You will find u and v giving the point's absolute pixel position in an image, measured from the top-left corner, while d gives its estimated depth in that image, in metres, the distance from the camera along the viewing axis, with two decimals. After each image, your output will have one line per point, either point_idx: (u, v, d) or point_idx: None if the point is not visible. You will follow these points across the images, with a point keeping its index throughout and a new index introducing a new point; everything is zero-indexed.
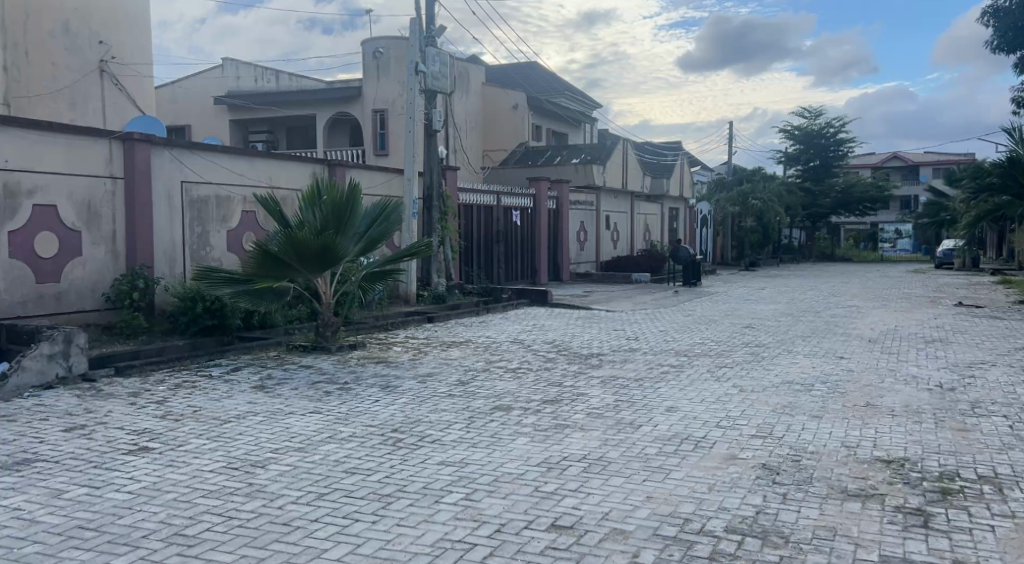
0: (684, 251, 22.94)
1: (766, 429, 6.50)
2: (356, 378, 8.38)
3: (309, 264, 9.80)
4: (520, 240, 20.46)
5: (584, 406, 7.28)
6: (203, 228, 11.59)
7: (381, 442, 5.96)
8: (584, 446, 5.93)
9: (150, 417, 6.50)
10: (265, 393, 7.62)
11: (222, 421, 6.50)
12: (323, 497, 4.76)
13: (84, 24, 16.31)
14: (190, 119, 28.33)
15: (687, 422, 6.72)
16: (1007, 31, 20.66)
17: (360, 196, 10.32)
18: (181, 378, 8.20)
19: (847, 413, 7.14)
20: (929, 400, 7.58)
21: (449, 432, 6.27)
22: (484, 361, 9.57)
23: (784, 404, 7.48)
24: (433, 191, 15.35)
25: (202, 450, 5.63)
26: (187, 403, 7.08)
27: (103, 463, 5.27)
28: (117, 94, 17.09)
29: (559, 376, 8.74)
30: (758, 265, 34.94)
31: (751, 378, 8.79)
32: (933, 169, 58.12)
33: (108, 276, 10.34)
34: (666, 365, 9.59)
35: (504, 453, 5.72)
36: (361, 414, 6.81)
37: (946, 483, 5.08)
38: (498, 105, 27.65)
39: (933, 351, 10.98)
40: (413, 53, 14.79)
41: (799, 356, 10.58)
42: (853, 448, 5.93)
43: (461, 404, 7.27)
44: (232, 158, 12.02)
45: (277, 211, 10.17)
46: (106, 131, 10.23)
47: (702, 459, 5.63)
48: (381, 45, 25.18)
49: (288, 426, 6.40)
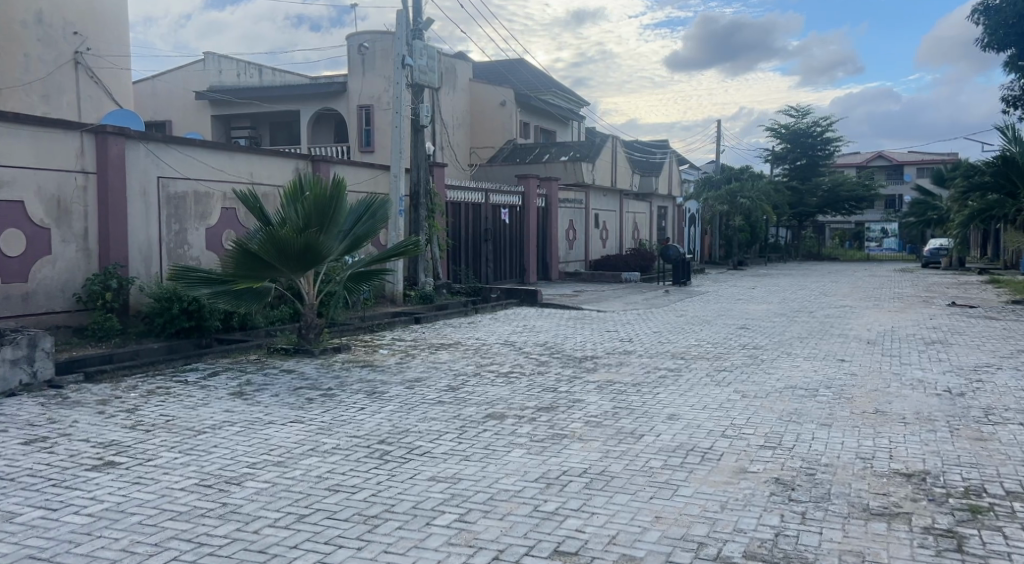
0: (674, 251, 22.63)
1: (775, 439, 6.16)
2: (340, 384, 7.97)
3: (292, 264, 9.39)
4: (508, 238, 20.09)
5: (582, 413, 6.92)
6: (181, 225, 11.14)
7: (367, 455, 5.56)
8: (584, 458, 5.56)
9: (119, 428, 6.07)
10: (244, 400, 7.19)
11: (195, 432, 6.07)
12: (304, 519, 4.35)
13: (57, 15, 15.81)
14: (170, 114, 27.77)
15: (692, 431, 6.35)
16: (996, 30, 20.47)
17: (345, 193, 9.90)
18: (155, 384, 7.76)
19: (858, 420, 6.80)
20: (940, 406, 7.26)
21: (440, 443, 5.89)
22: (474, 365, 9.19)
23: (791, 411, 7.15)
24: (420, 188, 15.04)
25: (173, 466, 5.20)
26: (159, 412, 6.64)
27: (63, 480, 4.84)
28: (92, 87, 16.59)
29: (554, 381, 8.36)
30: (745, 264, 34.69)
31: (753, 383, 8.45)
32: (918, 168, 58.24)
33: (79, 275, 9.87)
34: (664, 369, 9.21)
35: (499, 467, 5.35)
36: (345, 424, 6.41)
37: (974, 500, 4.75)
38: (486, 102, 27.25)
39: (935, 354, 10.66)
40: (401, 47, 14.34)
41: (799, 359, 10.24)
42: (868, 460, 5.59)
43: (452, 412, 6.89)
44: (212, 152, 11.57)
45: (258, 207, 9.75)
46: (78, 124, 9.76)
47: (710, 472, 5.28)
48: (366, 40, 24.76)
49: (266, 438, 5.98)
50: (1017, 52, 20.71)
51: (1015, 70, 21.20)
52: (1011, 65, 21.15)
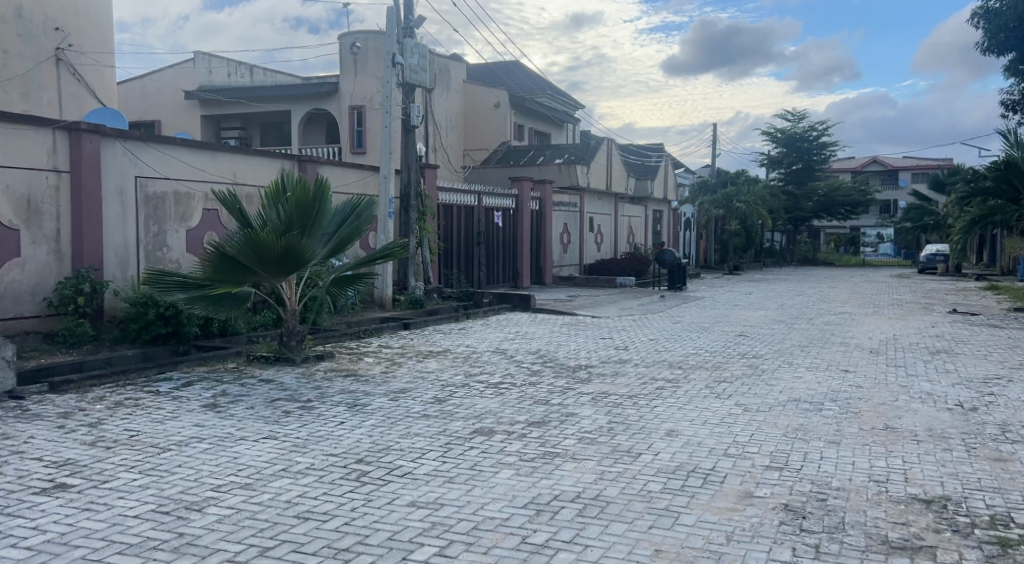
0: (669, 255, 22.14)
1: (781, 459, 5.75)
2: (320, 396, 7.55)
3: (273, 269, 8.98)
4: (501, 242, 19.67)
5: (576, 429, 6.50)
6: (160, 227, 10.72)
7: (342, 477, 5.14)
8: (577, 481, 5.15)
9: (77, 445, 5.65)
10: (217, 413, 6.76)
11: (159, 449, 5.64)
12: (267, 553, 3.94)
13: (38, 9, 15.38)
14: (158, 113, 27.31)
15: (692, 450, 5.95)
16: (997, 33, 20.14)
17: (330, 193, 9.49)
18: (124, 395, 7.34)
19: (868, 438, 6.40)
20: (954, 423, 6.87)
21: (423, 463, 5.47)
22: (463, 375, 8.76)
23: (796, 427, 6.75)
24: (410, 190, 14.58)
25: (130, 489, 4.78)
26: (124, 427, 6.21)
27: (7, 506, 4.44)
28: (74, 84, 16.18)
29: (545, 393, 7.95)
30: (741, 269, 34.31)
31: (755, 396, 8.05)
32: (913, 174, 58.13)
33: (51, 278, 9.44)
34: (661, 380, 8.80)
35: (484, 491, 4.93)
36: (322, 441, 5.98)
37: (1002, 532, 4.35)
38: (480, 103, 26.79)
39: (941, 364, 10.26)
40: (392, 44, 13.99)
41: (801, 369, 9.84)
42: (882, 483, 5.18)
43: (437, 428, 6.47)
44: (193, 152, 11.14)
45: (238, 209, 9.35)
46: (49, 120, 9.33)
47: (714, 498, 4.88)
48: (359, 39, 24.34)
49: (235, 456, 5.55)
50: (1017, 56, 20.42)
51: (1016, 73, 20.85)
52: (1013, 68, 20.79)
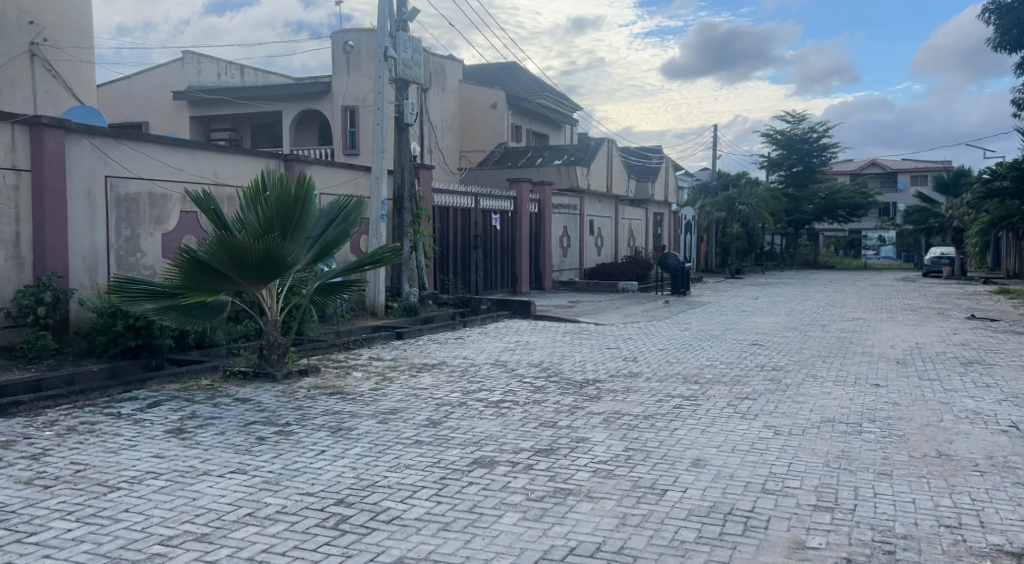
0: (672, 259, 21.18)
1: (830, 497, 4.95)
2: (301, 418, 6.74)
3: (252, 275, 8.19)
4: (498, 246, 18.88)
5: (588, 459, 5.69)
6: (132, 231, 9.94)
7: (319, 524, 4.35)
8: (595, 528, 4.34)
9: (12, 483, 4.86)
10: (181, 441, 5.96)
11: (106, 489, 4.83)
12: None
13: (12, 3, 14.62)
14: (146, 114, 26.48)
15: (724, 485, 5.14)
16: (1010, 29, 19.37)
17: (314, 194, 8.67)
18: (80, 419, 6.54)
19: (923, 468, 5.61)
20: (1015, 449, 6.07)
21: (414, 505, 4.67)
22: (460, 393, 7.95)
23: (838, 455, 5.94)
24: (403, 191, 13.78)
25: (61, 544, 3.98)
26: (71, 460, 5.40)
27: None
28: (50, 81, 15.41)
29: (551, 413, 7.14)
30: (743, 273, 33.54)
31: (785, 415, 7.24)
32: (911, 177, 57.69)
33: (10, 286, 8.62)
34: (678, 397, 7.98)
35: (487, 542, 4.14)
36: (298, 476, 5.18)
37: None
38: (475, 103, 26.05)
39: (977, 377, 9.45)
40: (383, 37, 13.12)
41: (827, 383, 9.02)
42: (955, 530, 4.38)
43: (430, 458, 5.65)
44: (168, 150, 10.35)
45: (215, 211, 8.54)
46: (8, 114, 8.54)
47: (760, 550, 4.09)
48: (352, 37, 23.60)
49: (193, 497, 4.74)
50: None
51: None
52: None
